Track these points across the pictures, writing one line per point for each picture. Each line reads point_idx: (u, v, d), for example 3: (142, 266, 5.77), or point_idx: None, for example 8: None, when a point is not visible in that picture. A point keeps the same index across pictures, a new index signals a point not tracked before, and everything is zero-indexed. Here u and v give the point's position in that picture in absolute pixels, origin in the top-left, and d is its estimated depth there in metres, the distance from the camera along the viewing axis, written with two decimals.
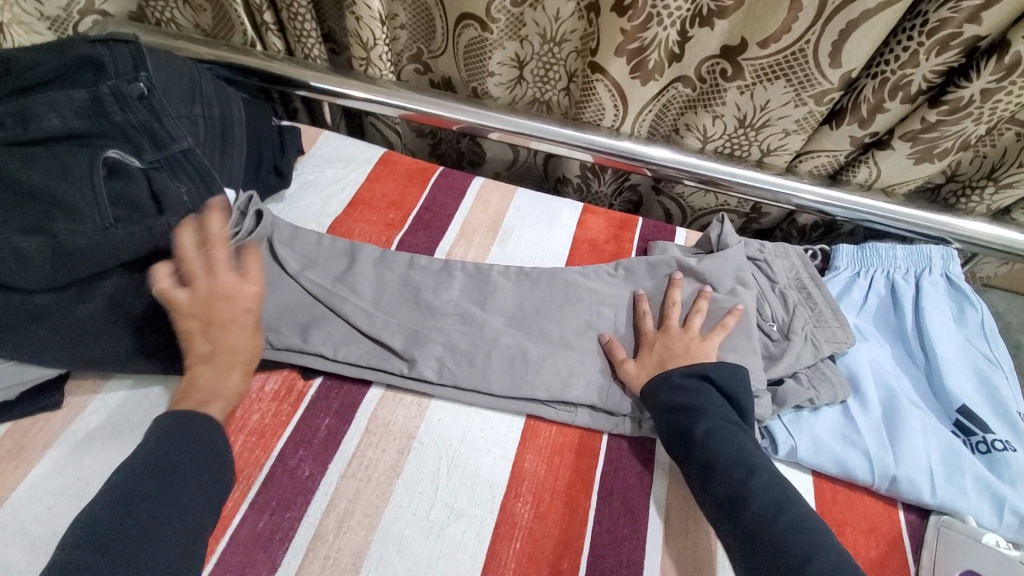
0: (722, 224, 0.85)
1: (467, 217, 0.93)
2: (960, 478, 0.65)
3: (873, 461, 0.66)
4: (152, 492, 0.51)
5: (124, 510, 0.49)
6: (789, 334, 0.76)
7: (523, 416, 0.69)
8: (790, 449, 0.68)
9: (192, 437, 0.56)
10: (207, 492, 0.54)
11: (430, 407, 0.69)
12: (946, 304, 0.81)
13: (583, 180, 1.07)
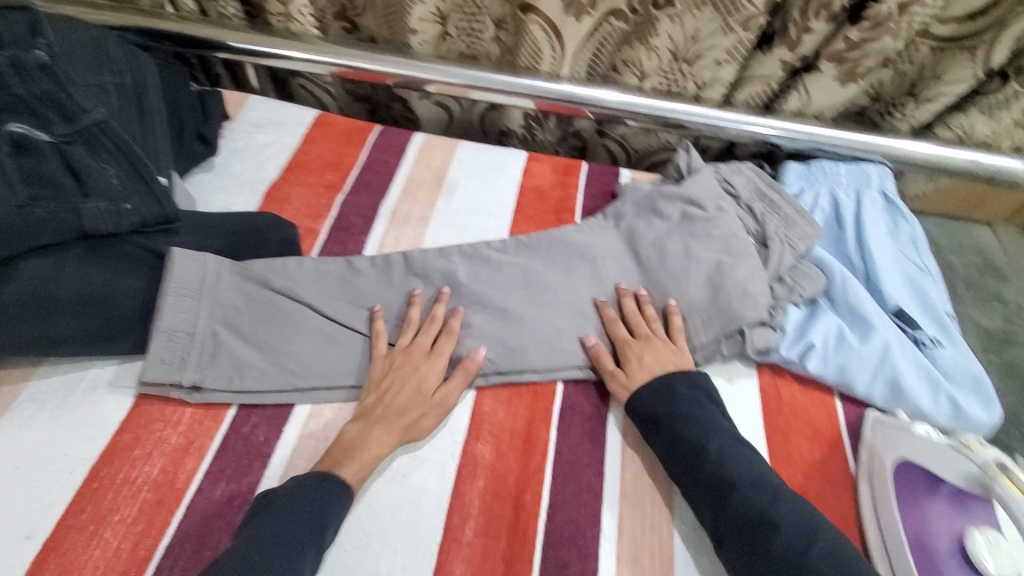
0: (689, 153, 0.89)
1: (410, 173, 0.91)
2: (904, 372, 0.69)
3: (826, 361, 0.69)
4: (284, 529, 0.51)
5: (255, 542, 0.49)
6: (767, 240, 0.79)
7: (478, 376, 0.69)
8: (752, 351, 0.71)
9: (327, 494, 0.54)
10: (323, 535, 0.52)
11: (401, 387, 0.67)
12: (883, 219, 0.84)
13: (527, 130, 1.06)
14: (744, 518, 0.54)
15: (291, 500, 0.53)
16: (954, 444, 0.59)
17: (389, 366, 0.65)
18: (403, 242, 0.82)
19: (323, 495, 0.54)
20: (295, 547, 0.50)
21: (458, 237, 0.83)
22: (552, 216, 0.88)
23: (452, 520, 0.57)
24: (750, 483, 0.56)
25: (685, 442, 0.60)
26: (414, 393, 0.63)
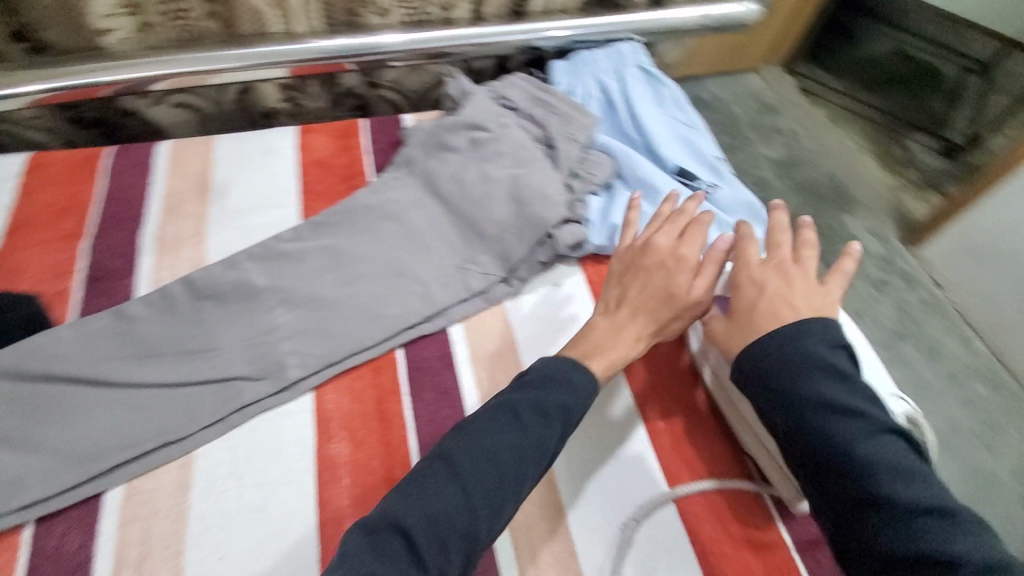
0: (458, 79, 0.87)
1: (166, 188, 0.78)
2: None
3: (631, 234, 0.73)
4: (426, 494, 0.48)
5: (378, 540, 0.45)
6: (552, 141, 0.81)
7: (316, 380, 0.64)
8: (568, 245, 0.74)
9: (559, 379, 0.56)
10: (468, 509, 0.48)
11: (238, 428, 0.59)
12: (647, 90, 0.90)
13: (293, 103, 0.96)
14: (861, 535, 0.46)
15: (529, 390, 0.55)
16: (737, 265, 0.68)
17: (637, 269, 0.64)
18: (182, 267, 0.71)
19: (554, 369, 0.56)
20: (501, 441, 0.51)
21: (246, 240, 0.74)
22: (343, 185, 0.82)
23: (326, 530, 0.54)
24: (891, 509, 0.45)
25: (813, 433, 0.49)
26: (665, 295, 0.61)
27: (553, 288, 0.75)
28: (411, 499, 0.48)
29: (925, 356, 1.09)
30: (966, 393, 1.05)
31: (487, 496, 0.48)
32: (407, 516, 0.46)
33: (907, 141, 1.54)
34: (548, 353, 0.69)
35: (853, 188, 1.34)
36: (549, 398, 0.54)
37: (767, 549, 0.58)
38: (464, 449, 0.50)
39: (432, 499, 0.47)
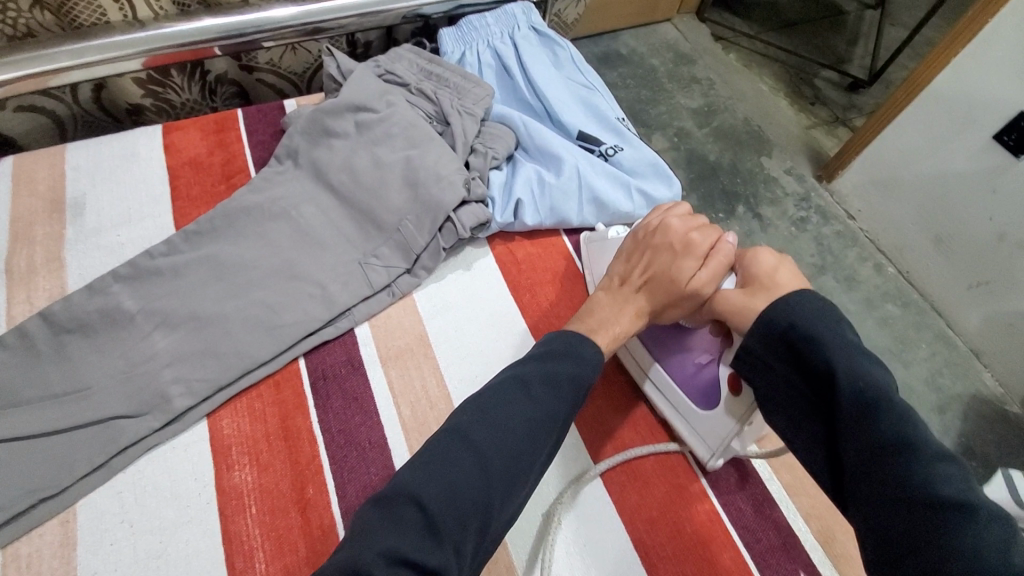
0: (335, 57, 0.81)
1: (10, 211, 0.69)
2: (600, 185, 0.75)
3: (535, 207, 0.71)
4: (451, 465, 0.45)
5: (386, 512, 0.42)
6: (445, 118, 0.77)
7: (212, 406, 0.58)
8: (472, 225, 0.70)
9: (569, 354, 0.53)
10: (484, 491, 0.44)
11: (126, 468, 0.54)
12: (542, 53, 0.86)
13: (156, 98, 0.86)
14: (881, 491, 0.42)
15: (543, 359, 0.53)
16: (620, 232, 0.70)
17: (644, 254, 0.60)
18: (40, 299, 0.63)
19: (574, 339, 0.55)
20: (529, 406, 0.49)
21: (113, 260, 0.66)
22: (223, 185, 0.74)
23: (236, 565, 0.50)
24: (913, 466, 0.42)
25: (829, 376, 0.46)
26: (671, 280, 0.57)
27: (462, 273, 0.72)
28: (437, 461, 0.45)
29: (841, 285, 1.15)
30: (876, 316, 1.13)
31: (505, 473, 0.46)
32: (426, 485, 0.43)
33: (816, 79, 1.57)
34: (461, 342, 0.66)
35: (768, 131, 1.36)
36: (568, 355, 0.53)
37: (689, 504, 0.59)
38: (480, 416, 0.48)
39: (454, 462, 0.45)
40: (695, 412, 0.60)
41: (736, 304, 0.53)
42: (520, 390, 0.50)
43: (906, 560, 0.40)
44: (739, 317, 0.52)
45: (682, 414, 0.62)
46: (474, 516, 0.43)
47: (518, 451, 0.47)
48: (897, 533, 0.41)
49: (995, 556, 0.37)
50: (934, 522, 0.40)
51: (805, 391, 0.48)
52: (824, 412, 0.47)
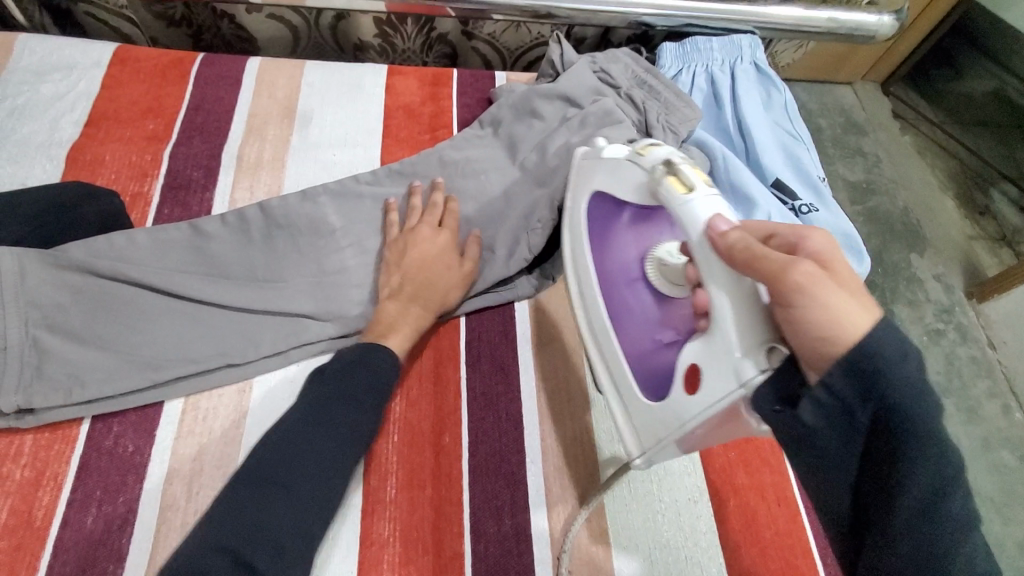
0: (561, 45, 0.82)
1: (251, 107, 0.77)
2: None
3: None
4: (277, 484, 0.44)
5: (239, 530, 0.41)
6: (649, 129, 0.76)
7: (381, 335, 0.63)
8: None
9: (343, 396, 0.51)
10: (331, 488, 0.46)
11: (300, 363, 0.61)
12: (757, 90, 0.84)
13: (384, 40, 0.92)
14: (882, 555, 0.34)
15: (334, 382, 0.52)
16: (631, 157, 0.55)
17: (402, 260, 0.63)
18: (258, 192, 0.71)
19: (369, 352, 0.54)
20: (319, 437, 0.48)
21: (323, 176, 0.73)
22: (428, 136, 0.79)
23: (371, 482, 0.55)
24: (930, 525, 0.33)
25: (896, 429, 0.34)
26: (425, 263, 0.62)
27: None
28: (239, 505, 0.43)
29: (959, 415, 1.04)
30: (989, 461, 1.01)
31: (315, 491, 0.46)
32: (244, 518, 0.42)
33: (994, 190, 1.31)
34: None
35: (927, 229, 1.21)
36: (352, 388, 0.52)
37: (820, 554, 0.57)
38: (280, 445, 0.47)
39: (261, 500, 0.43)
40: (641, 404, 0.52)
41: (803, 323, 0.37)
42: (316, 417, 0.49)
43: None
44: (810, 358, 0.37)
45: (631, 402, 0.54)
46: (290, 542, 0.42)
47: (317, 467, 0.46)
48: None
49: None
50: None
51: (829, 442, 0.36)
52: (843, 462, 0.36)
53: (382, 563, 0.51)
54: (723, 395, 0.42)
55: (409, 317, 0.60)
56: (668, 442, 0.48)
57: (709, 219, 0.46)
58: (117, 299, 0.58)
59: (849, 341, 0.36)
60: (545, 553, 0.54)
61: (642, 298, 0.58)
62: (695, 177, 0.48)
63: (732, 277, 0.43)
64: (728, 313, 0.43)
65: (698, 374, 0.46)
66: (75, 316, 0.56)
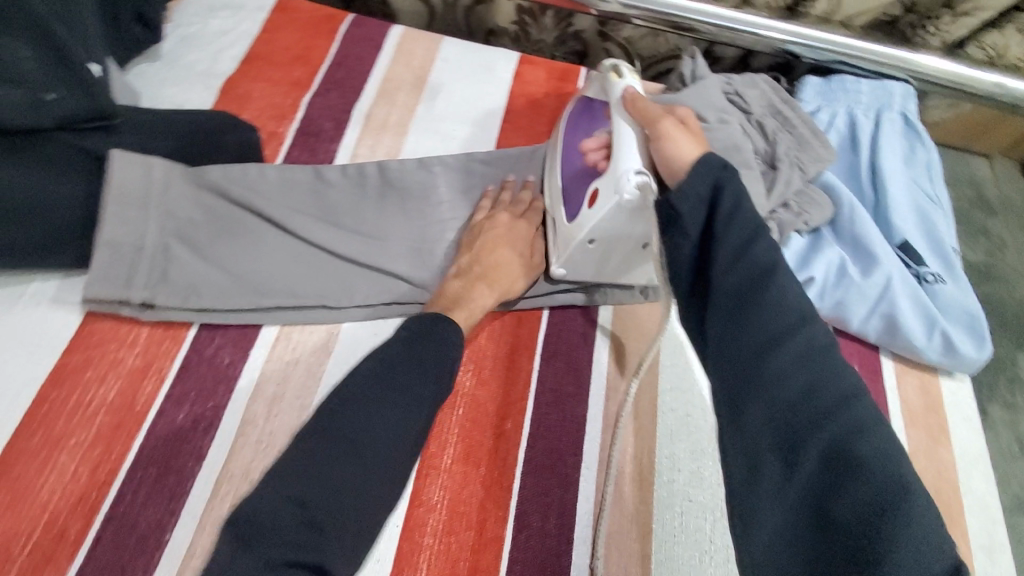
0: (694, 60, 0.80)
1: (387, 71, 0.80)
2: (904, 304, 0.68)
3: (822, 291, 0.68)
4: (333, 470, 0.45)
5: (297, 518, 0.43)
6: (776, 162, 0.72)
7: None
8: None
9: (399, 377, 0.51)
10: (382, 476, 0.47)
11: (387, 320, 0.63)
12: (901, 142, 0.79)
13: (520, 28, 0.94)
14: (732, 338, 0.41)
15: (400, 351, 0.52)
16: (607, 80, 0.62)
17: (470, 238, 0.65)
18: (378, 152, 0.74)
19: (436, 322, 0.55)
20: (376, 409, 0.49)
21: (440, 149, 0.76)
22: (546, 129, 0.80)
23: (430, 448, 0.56)
24: (770, 310, 0.40)
25: (742, 266, 0.42)
26: (493, 247, 0.64)
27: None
28: (305, 471, 0.45)
29: None
30: None
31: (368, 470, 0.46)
32: (310, 484, 0.44)
33: None
34: (686, 372, 0.64)
35: None
36: (415, 358, 0.52)
37: None
38: (342, 412, 0.48)
39: (329, 466, 0.45)
40: (563, 224, 0.62)
41: (660, 150, 0.50)
42: (378, 385, 0.50)
43: (760, 432, 0.38)
44: (666, 173, 0.49)
45: (560, 222, 0.63)
46: (342, 532, 0.44)
47: (378, 432, 0.48)
48: (754, 392, 0.39)
49: (877, 486, 0.34)
50: (777, 363, 0.38)
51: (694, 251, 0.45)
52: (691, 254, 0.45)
53: (426, 526, 0.53)
54: (609, 204, 0.54)
55: (473, 295, 0.60)
56: (575, 247, 0.60)
57: (627, 87, 0.58)
58: (242, 225, 0.62)
59: (687, 159, 0.47)
60: (582, 562, 0.53)
61: (582, 159, 0.64)
62: (628, 71, 0.61)
63: (635, 122, 0.55)
64: (629, 142, 0.54)
65: (597, 195, 0.57)
66: (204, 232, 0.61)
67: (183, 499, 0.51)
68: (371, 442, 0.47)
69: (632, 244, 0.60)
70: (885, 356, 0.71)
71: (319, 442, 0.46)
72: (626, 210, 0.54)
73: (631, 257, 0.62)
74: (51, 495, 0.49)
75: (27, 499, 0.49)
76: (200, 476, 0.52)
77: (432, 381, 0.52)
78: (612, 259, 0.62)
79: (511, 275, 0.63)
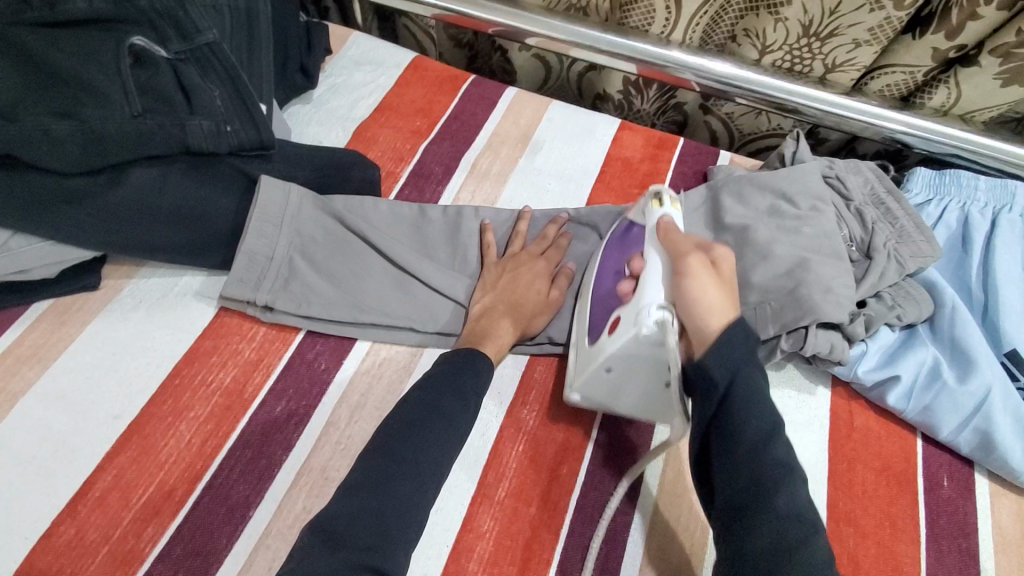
0: (796, 142, 0.81)
1: (496, 128, 0.89)
2: (1004, 420, 0.63)
3: (909, 391, 0.65)
4: (388, 472, 0.50)
5: (366, 506, 0.48)
6: (872, 253, 0.71)
7: (539, 352, 0.68)
8: (847, 368, 0.67)
9: (443, 388, 0.56)
10: (425, 483, 0.51)
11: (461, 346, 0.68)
12: (1020, 247, 0.74)
13: (624, 97, 0.99)
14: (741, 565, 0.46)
15: (441, 379, 0.57)
16: (648, 206, 0.63)
17: (504, 275, 0.69)
18: (478, 197, 0.82)
19: (476, 359, 0.59)
20: (420, 433, 0.53)
21: (533, 200, 0.82)
22: (636, 191, 0.84)
23: (487, 476, 0.59)
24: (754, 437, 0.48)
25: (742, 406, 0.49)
26: (530, 289, 0.68)
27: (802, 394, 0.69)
28: (372, 484, 0.49)
29: None
30: None
31: (417, 474, 0.51)
32: (371, 495, 0.48)
33: None
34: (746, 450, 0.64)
35: None
36: (457, 386, 0.57)
37: None
38: (407, 433, 0.53)
39: (388, 480, 0.50)
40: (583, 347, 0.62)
41: (687, 296, 0.53)
42: (434, 412, 0.54)
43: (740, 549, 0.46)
44: (693, 332, 0.53)
45: (583, 344, 0.63)
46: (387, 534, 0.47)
47: (430, 452, 0.52)
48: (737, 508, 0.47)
49: None
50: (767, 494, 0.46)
51: (738, 471, 0.48)
52: (738, 489, 0.47)
53: (472, 553, 0.55)
54: (629, 334, 0.54)
55: (497, 332, 0.64)
56: (591, 373, 0.58)
57: (665, 216, 0.61)
58: (354, 250, 0.71)
59: (714, 329, 0.51)
60: None
61: (613, 283, 0.64)
62: (670, 200, 0.63)
63: (664, 253, 0.58)
64: (657, 274, 0.56)
65: (617, 324, 0.57)
66: (323, 252, 0.70)
67: (268, 483, 0.57)
68: (429, 448, 0.52)
69: (654, 378, 0.57)
70: (979, 473, 0.65)
71: (397, 434, 0.53)
72: (644, 343, 0.54)
73: (653, 396, 0.58)
74: (168, 457, 0.58)
75: (150, 456, 0.58)
76: (286, 464, 0.58)
77: (466, 408, 0.56)
78: (628, 394, 0.59)
79: (544, 315, 0.68)
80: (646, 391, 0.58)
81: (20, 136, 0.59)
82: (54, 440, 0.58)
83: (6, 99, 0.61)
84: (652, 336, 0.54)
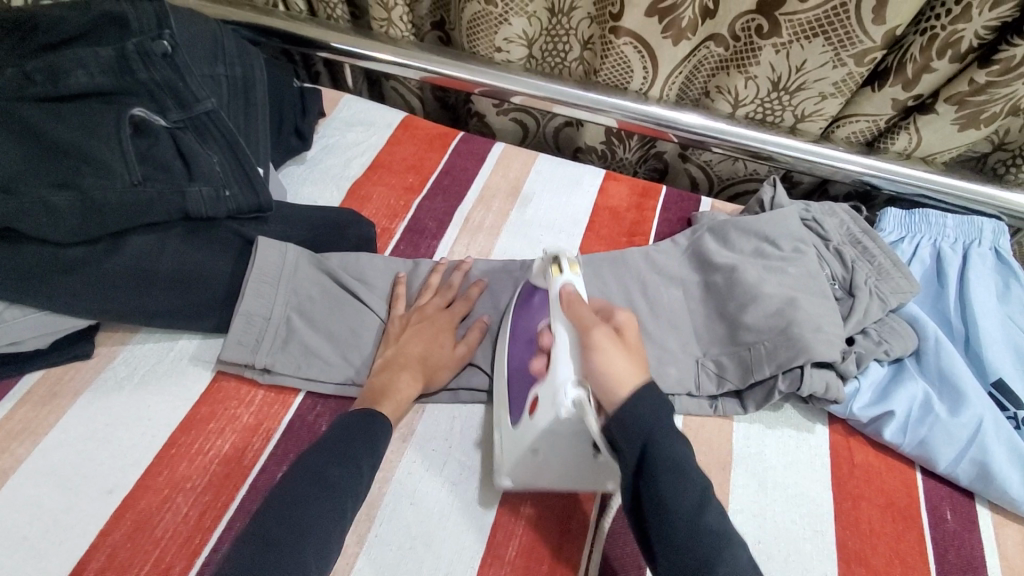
0: (774, 187, 0.85)
1: (486, 181, 0.91)
2: (998, 451, 0.64)
3: (903, 424, 0.67)
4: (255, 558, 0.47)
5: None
6: (854, 290, 0.74)
7: None
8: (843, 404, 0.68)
9: (327, 457, 0.55)
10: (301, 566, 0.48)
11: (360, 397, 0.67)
12: (992, 280, 0.78)
13: (607, 147, 1.03)
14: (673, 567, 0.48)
15: (331, 444, 0.56)
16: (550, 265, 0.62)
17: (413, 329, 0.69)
18: (472, 250, 0.84)
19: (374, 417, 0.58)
20: (343, 485, 0.53)
21: (526, 251, 0.84)
22: (624, 238, 0.87)
23: (496, 535, 0.59)
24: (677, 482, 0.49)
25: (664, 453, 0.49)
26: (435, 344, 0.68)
27: (801, 433, 0.70)
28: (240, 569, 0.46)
29: None
30: None
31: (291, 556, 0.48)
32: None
33: None
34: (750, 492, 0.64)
35: None
36: (348, 452, 0.55)
37: None
38: (285, 511, 0.50)
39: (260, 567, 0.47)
40: (506, 425, 0.61)
41: (595, 372, 0.51)
42: (320, 484, 0.52)
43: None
44: (602, 399, 0.51)
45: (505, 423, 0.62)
46: None
47: (322, 520, 0.51)
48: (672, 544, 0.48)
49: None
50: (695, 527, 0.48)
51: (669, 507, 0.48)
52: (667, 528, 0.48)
53: None
54: (548, 416, 0.53)
55: (400, 386, 0.63)
56: (518, 454, 0.57)
57: (563, 284, 0.59)
58: (351, 307, 0.71)
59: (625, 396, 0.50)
60: None
61: (527, 352, 0.63)
62: (569, 265, 0.61)
63: (569, 325, 0.56)
64: (565, 348, 0.55)
65: (536, 403, 0.56)
66: (320, 311, 0.70)
67: None
68: (308, 525, 0.50)
69: (581, 452, 0.55)
70: (980, 504, 0.66)
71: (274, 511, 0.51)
72: (565, 423, 0.53)
73: (581, 468, 0.57)
74: (164, 532, 0.56)
75: (144, 532, 0.55)
76: None
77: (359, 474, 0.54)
78: (554, 471, 0.57)
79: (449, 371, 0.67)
80: (575, 454, 0.56)
81: (19, 207, 0.60)
82: (43, 519, 0.55)
83: (7, 172, 0.61)
84: (572, 416, 0.52)
